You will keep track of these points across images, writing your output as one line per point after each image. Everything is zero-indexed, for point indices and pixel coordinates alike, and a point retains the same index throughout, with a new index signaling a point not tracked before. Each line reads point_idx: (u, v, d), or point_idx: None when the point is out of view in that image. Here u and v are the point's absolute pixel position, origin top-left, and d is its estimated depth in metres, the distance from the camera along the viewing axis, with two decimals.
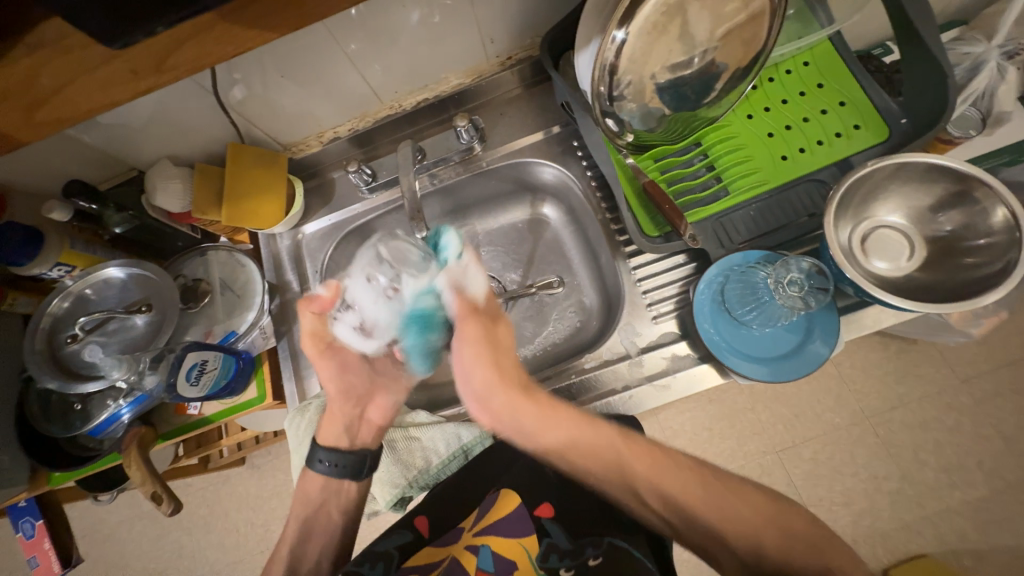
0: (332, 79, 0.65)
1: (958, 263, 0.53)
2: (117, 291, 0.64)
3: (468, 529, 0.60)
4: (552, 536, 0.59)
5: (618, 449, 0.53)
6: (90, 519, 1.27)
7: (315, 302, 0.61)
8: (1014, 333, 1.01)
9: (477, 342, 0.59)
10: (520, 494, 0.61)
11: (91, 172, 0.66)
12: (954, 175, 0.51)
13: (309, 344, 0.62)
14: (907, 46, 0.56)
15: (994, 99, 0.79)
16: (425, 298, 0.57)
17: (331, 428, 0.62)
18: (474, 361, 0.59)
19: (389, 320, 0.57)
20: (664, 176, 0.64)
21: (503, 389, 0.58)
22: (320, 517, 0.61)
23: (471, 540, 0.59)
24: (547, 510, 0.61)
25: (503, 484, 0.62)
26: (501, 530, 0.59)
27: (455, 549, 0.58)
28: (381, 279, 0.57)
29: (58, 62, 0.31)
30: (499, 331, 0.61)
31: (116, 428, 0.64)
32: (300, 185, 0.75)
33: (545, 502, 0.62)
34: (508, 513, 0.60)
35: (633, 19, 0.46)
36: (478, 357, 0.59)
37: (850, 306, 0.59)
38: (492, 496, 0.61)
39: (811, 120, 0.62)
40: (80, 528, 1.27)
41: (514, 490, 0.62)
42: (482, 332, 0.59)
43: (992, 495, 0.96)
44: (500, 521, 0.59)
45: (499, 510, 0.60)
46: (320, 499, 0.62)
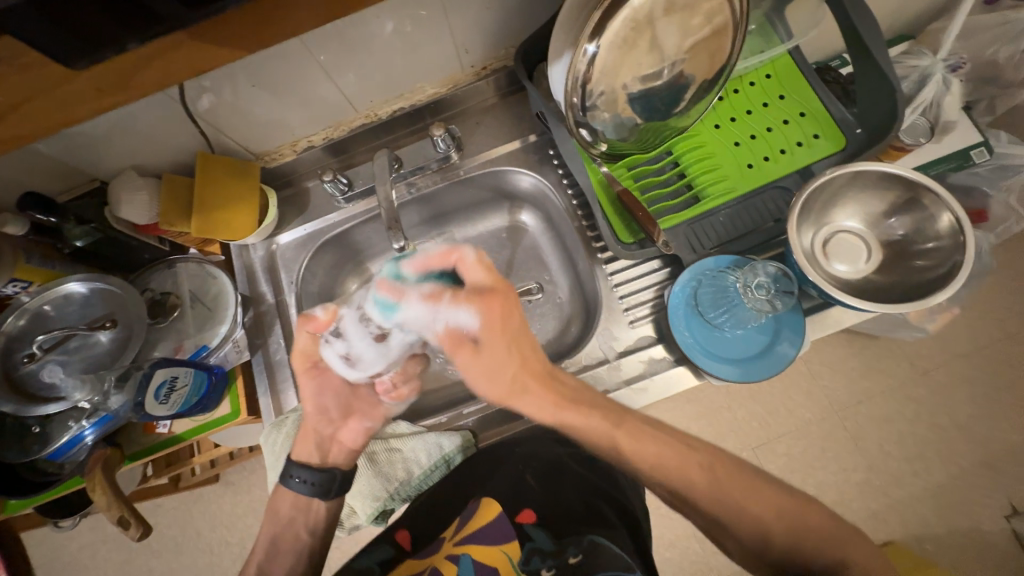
0: (305, 88, 0.64)
1: (909, 265, 0.56)
2: (78, 307, 0.61)
3: (449, 538, 0.61)
4: (535, 540, 0.59)
5: (617, 446, 0.53)
6: (49, 546, 1.20)
7: (313, 328, 0.59)
8: (965, 328, 1.08)
9: (471, 366, 0.56)
10: (499, 502, 0.62)
11: (48, 184, 0.64)
12: (905, 183, 0.54)
13: (298, 364, 0.61)
14: (860, 62, 0.59)
15: (941, 108, 0.84)
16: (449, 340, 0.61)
17: (305, 438, 0.61)
18: (475, 379, 0.56)
19: (376, 358, 0.60)
20: (637, 184, 0.66)
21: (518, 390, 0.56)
22: (292, 531, 0.60)
23: (453, 551, 0.59)
24: (529, 516, 0.61)
25: (482, 493, 0.63)
26: (482, 539, 0.59)
27: (435, 559, 0.59)
28: (373, 323, 0.59)
29: (18, 80, 0.29)
30: (492, 350, 0.55)
31: (80, 451, 0.61)
32: (274, 196, 0.73)
33: (526, 509, 0.62)
34: (492, 518, 0.61)
35: (603, 33, 0.47)
36: (485, 375, 0.56)
37: (815, 307, 0.61)
38: (471, 505, 0.63)
39: (774, 129, 0.65)
40: (39, 557, 1.20)
41: (493, 498, 0.63)
42: (474, 357, 0.56)
43: (951, 481, 1.02)
44: (480, 531, 0.60)
45: (478, 521, 0.61)
46: (291, 515, 0.60)
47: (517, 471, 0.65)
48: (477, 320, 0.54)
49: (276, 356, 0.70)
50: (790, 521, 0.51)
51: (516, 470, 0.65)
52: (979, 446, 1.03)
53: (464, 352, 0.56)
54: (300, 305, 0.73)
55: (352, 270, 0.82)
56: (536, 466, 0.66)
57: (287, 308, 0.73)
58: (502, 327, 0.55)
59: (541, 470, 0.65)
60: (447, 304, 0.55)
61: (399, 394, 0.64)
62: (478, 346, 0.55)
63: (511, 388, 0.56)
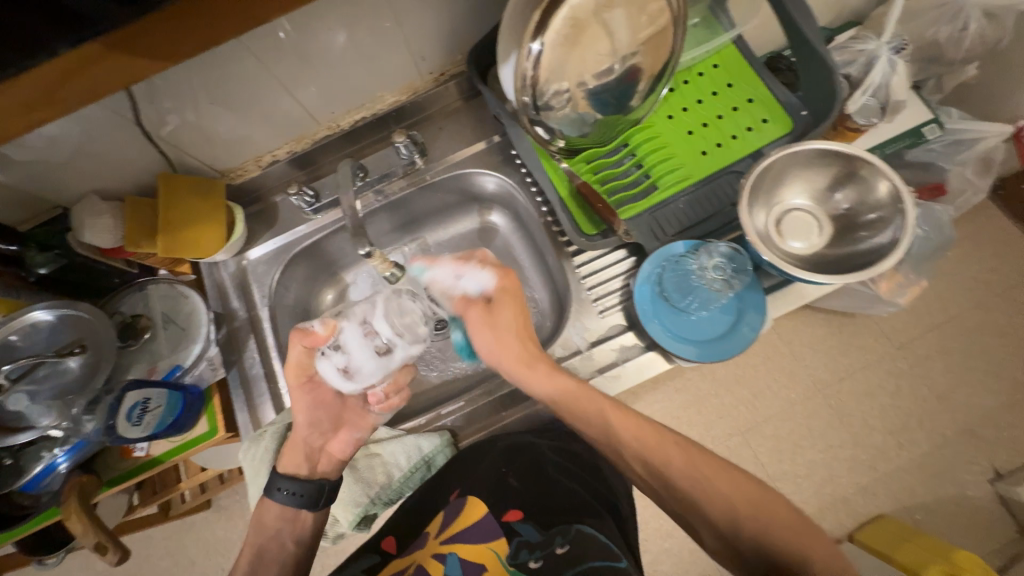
0: (264, 103, 0.65)
1: (857, 237, 0.58)
2: (46, 336, 0.60)
3: (434, 536, 0.62)
4: (523, 533, 0.60)
5: (607, 414, 0.57)
6: None
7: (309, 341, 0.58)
8: (936, 300, 1.11)
9: (483, 329, 0.62)
10: (486, 502, 0.63)
11: (11, 213, 0.63)
12: (844, 158, 0.56)
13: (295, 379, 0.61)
14: (799, 47, 0.61)
15: (890, 89, 0.88)
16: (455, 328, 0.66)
17: (294, 448, 0.61)
18: (486, 340, 0.62)
19: (375, 371, 0.59)
20: (598, 177, 0.67)
21: (518, 364, 0.60)
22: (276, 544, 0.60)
23: (439, 549, 0.61)
24: (517, 513, 0.62)
25: (468, 492, 0.64)
26: (468, 538, 0.61)
27: (420, 556, 0.61)
28: (378, 336, 0.58)
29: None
30: (502, 309, 0.62)
31: (53, 480, 0.61)
32: (241, 211, 0.73)
33: (513, 508, 0.62)
34: (478, 518, 0.62)
35: (546, 32, 0.49)
36: (493, 338, 0.61)
37: (776, 285, 0.63)
38: (458, 504, 0.63)
39: (724, 117, 0.67)
40: None
41: (478, 498, 0.63)
42: (486, 317, 0.62)
43: (934, 450, 1.04)
44: (466, 530, 0.61)
45: (462, 519, 0.62)
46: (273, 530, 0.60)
47: (501, 474, 0.65)
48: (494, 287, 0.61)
49: (251, 370, 0.70)
50: (752, 497, 0.52)
51: (499, 471, 0.65)
52: (958, 414, 1.05)
53: (473, 318, 0.62)
54: (274, 319, 0.73)
55: (327, 281, 0.83)
56: (519, 465, 0.66)
57: (261, 323, 0.73)
58: (512, 300, 0.61)
59: (523, 470, 0.66)
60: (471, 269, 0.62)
61: (388, 407, 0.65)
62: (491, 305, 0.62)
63: (521, 348, 0.61)
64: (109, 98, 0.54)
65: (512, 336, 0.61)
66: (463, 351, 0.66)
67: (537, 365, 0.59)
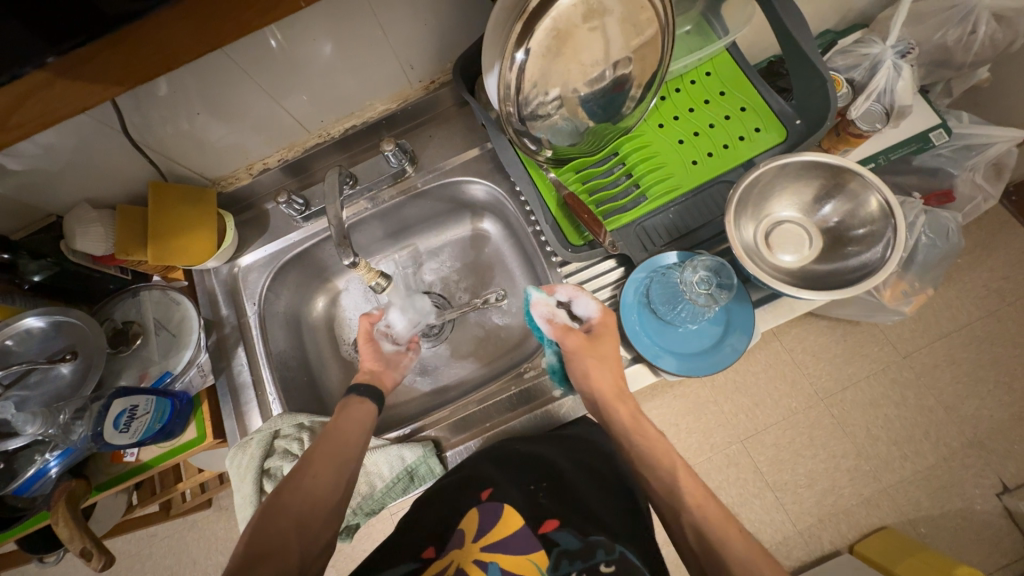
0: (253, 112, 0.65)
1: (846, 251, 0.57)
2: (39, 342, 0.61)
3: (472, 540, 0.57)
4: (563, 544, 0.55)
5: (677, 475, 0.51)
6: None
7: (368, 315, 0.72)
8: (944, 308, 1.08)
9: (582, 357, 0.59)
10: (522, 513, 0.59)
11: (5, 222, 0.64)
12: (832, 169, 0.55)
13: (364, 329, 0.71)
14: (792, 57, 0.60)
15: (895, 94, 0.85)
16: (550, 354, 0.64)
17: (352, 430, 0.59)
18: (584, 369, 0.59)
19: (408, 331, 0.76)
20: (586, 187, 0.67)
21: (608, 397, 0.58)
22: (284, 552, 0.47)
23: (478, 555, 0.56)
24: (553, 524, 0.58)
25: (505, 499, 0.60)
26: (509, 548, 0.56)
27: (459, 558, 0.55)
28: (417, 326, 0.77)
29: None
30: (604, 342, 0.60)
31: (44, 484, 0.61)
32: (231, 219, 0.74)
33: (548, 518, 0.58)
34: (516, 529, 0.57)
35: (529, 41, 0.48)
36: (593, 366, 0.59)
37: (764, 299, 0.62)
38: (495, 512, 0.59)
39: (716, 126, 0.66)
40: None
41: (515, 508, 0.59)
42: (586, 346, 0.60)
43: (941, 462, 1.02)
44: (502, 540, 0.57)
45: (500, 529, 0.58)
46: (288, 531, 0.49)
47: (528, 490, 0.61)
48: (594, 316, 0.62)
49: (240, 378, 0.71)
50: None
51: (525, 488, 0.61)
52: (966, 426, 1.03)
53: (571, 345, 0.60)
54: (263, 326, 0.73)
55: (318, 287, 0.83)
56: (547, 484, 0.62)
57: (250, 329, 0.73)
58: (610, 334, 0.61)
59: (554, 490, 0.61)
60: (575, 296, 0.63)
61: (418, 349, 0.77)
62: (592, 336, 0.61)
63: (615, 384, 0.59)
64: (96, 110, 0.55)
65: (607, 370, 0.59)
66: (555, 376, 0.64)
67: (624, 402, 0.58)
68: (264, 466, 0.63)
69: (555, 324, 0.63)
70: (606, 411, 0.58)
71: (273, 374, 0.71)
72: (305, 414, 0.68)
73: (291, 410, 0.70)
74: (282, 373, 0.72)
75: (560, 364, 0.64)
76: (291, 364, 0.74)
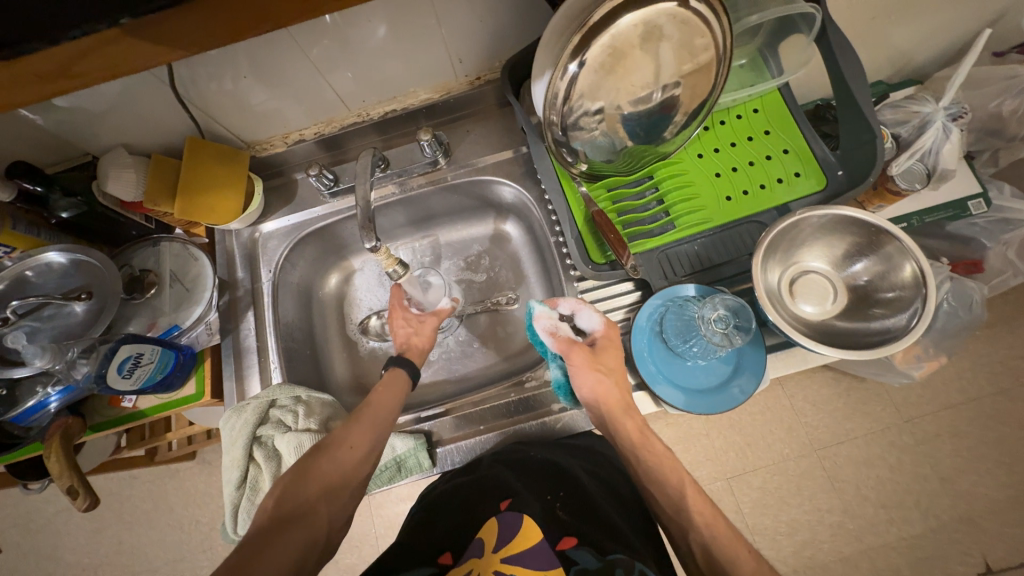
0: (297, 83, 0.65)
1: (871, 313, 0.56)
2: (57, 277, 0.63)
3: (492, 551, 0.55)
4: (581, 563, 0.51)
5: (685, 492, 0.53)
6: (32, 501, 1.27)
7: (440, 314, 0.74)
8: (956, 378, 1.06)
9: (587, 371, 0.59)
10: (540, 526, 0.56)
11: (43, 156, 0.65)
12: (869, 228, 0.54)
13: (434, 325, 0.73)
14: (845, 106, 0.59)
15: (939, 156, 0.83)
16: (555, 368, 0.64)
17: (387, 405, 0.62)
18: (589, 382, 0.59)
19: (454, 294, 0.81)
20: (615, 206, 0.66)
21: (613, 408, 0.58)
22: (313, 515, 0.52)
23: (497, 566, 0.53)
24: (571, 541, 0.54)
25: (524, 510, 0.57)
26: (527, 562, 0.53)
27: (478, 567, 0.53)
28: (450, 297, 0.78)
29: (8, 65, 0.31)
30: (608, 355, 0.61)
31: (42, 417, 0.62)
32: (260, 183, 0.75)
33: (567, 535, 0.55)
34: (532, 544, 0.54)
35: (584, 54, 0.48)
36: (598, 379, 0.59)
37: (778, 345, 0.61)
38: (513, 523, 0.56)
39: (756, 164, 0.65)
40: (27, 513, 1.27)
41: (534, 520, 0.56)
42: (592, 360, 0.60)
43: (928, 532, 1.00)
44: (522, 553, 0.54)
45: (518, 542, 0.55)
46: (316, 495, 0.53)
47: (546, 501, 0.59)
48: (598, 328, 0.62)
49: (245, 342, 0.71)
50: None
51: (542, 497, 0.59)
52: (959, 500, 1.00)
53: (576, 360, 0.60)
54: (276, 295, 0.73)
55: (335, 263, 0.84)
56: (565, 495, 0.60)
57: (262, 296, 0.73)
58: (613, 346, 0.61)
59: (572, 502, 0.59)
60: (579, 309, 0.63)
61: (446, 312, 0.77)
62: (595, 349, 0.62)
63: (620, 398, 0.59)
64: None
65: (612, 382, 0.59)
66: (560, 392, 0.64)
67: (628, 414, 0.59)
68: (256, 433, 0.64)
69: (558, 337, 0.62)
70: (613, 425, 0.58)
71: (277, 343, 0.71)
72: (304, 388, 0.68)
73: (290, 381, 0.70)
74: (287, 343, 0.73)
75: (564, 379, 0.64)
76: (296, 335, 0.75)
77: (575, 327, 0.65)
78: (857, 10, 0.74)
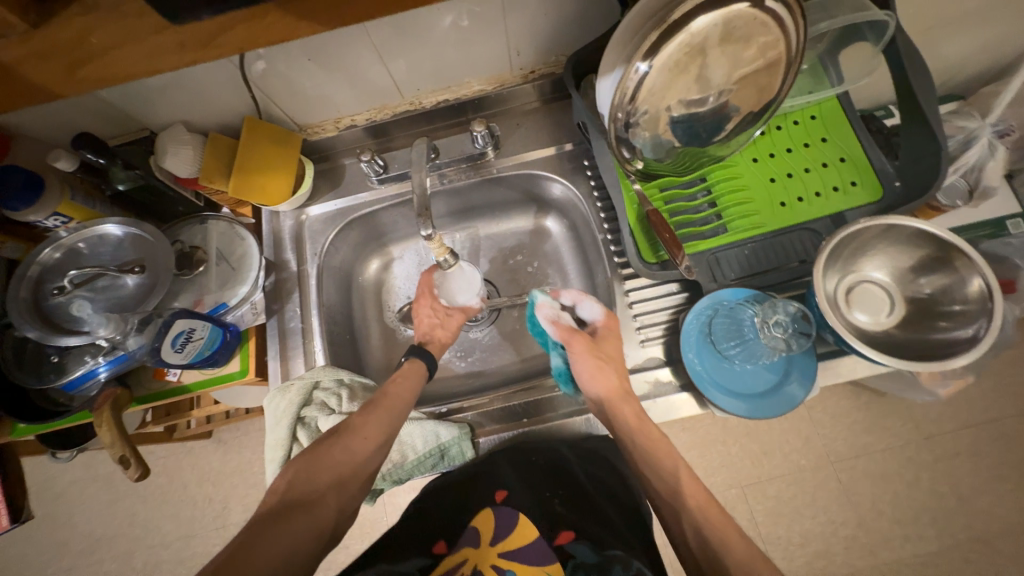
0: (356, 68, 0.65)
1: (933, 325, 0.56)
2: (111, 249, 0.64)
3: (490, 546, 0.64)
4: (577, 556, 0.61)
5: (680, 477, 0.55)
6: (50, 469, 1.29)
7: (468, 312, 0.74)
8: (977, 397, 1.06)
9: (587, 357, 0.61)
10: (537, 524, 0.65)
11: (102, 127, 0.66)
12: (938, 241, 0.54)
13: (461, 321, 0.73)
14: (909, 117, 0.59)
15: (982, 173, 0.82)
16: (556, 356, 0.66)
17: (401, 393, 0.63)
18: (588, 367, 0.60)
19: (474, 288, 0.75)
20: (667, 207, 0.66)
21: (610, 393, 0.59)
22: (321, 504, 0.52)
23: (494, 559, 0.63)
24: (569, 535, 0.63)
25: (518, 508, 0.66)
26: (522, 557, 0.63)
27: (475, 558, 0.64)
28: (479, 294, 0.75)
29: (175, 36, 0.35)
30: (608, 343, 0.63)
31: (92, 386, 0.63)
32: (311, 167, 0.76)
33: (566, 529, 0.64)
34: (529, 540, 0.64)
35: (658, 53, 0.47)
36: (595, 363, 0.61)
37: (829, 353, 0.61)
38: (510, 519, 0.65)
39: (811, 171, 0.65)
40: (44, 482, 1.29)
41: (529, 518, 0.65)
42: (592, 347, 0.62)
43: (942, 550, 0.99)
44: (517, 548, 0.64)
45: (516, 538, 0.64)
46: (327, 485, 0.54)
47: (545, 498, 0.66)
48: (598, 317, 0.66)
49: (289, 323, 0.72)
50: None
51: (541, 495, 0.66)
52: (975, 520, 1.00)
53: (575, 347, 0.62)
54: (321, 278, 0.74)
55: (375, 250, 0.84)
56: (563, 493, 0.67)
57: (308, 279, 0.74)
58: (612, 336, 0.64)
59: (568, 498, 0.66)
60: (580, 301, 0.67)
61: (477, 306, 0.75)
62: (596, 338, 0.64)
63: (619, 384, 0.60)
64: None
65: (609, 369, 0.60)
66: (560, 379, 0.65)
67: (626, 401, 0.59)
68: (300, 414, 0.64)
69: (560, 326, 0.66)
70: (612, 411, 0.58)
71: (321, 326, 0.72)
72: (346, 371, 0.69)
73: (332, 364, 0.71)
74: (329, 326, 0.73)
75: (564, 367, 0.65)
76: (338, 319, 0.75)
77: (577, 319, 0.69)
78: (919, 23, 0.74)
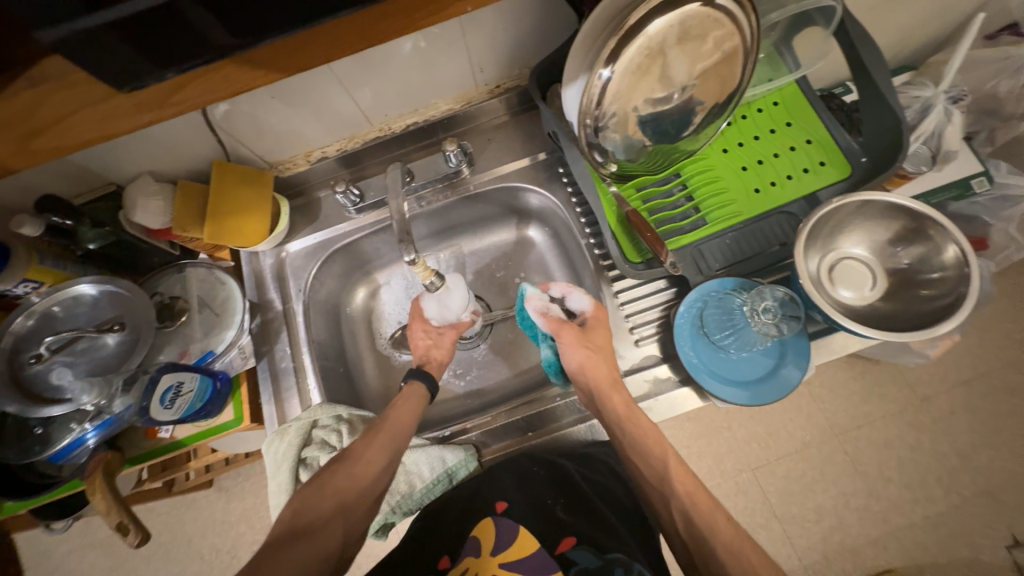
0: (321, 100, 0.65)
1: (914, 294, 0.57)
2: (87, 309, 0.62)
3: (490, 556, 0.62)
4: (580, 562, 0.58)
5: (669, 465, 0.55)
6: (46, 541, 1.24)
7: (460, 326, 0.73)
8: (966, 355, 1.08)
9: (576, 346, 0.62)
10: (537, 536, 0.62)
11: (66, 187, 0.64)
12: (910, 212, 0.56)
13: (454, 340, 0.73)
14: (866, 95, 0.61)
15: (942, 138, 0.84)
16: (546, 348, 0.67)
17: (402, 417, 0.62)
18: (577, 356, 0.61)
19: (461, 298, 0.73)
20: (646, 206, 0.67)
21: (600, 381, 0.59)
22: (326, 530, 0.51)
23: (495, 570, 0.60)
24: (570, 542, 0.61)
25: (519, 520, 0.63)
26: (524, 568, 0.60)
27: (475, 567, 0.61)
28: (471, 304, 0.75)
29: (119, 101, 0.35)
30: (596, 334, 0.64)
31: (81, 453, 0.60)
32: (286, 204, 0.75)
33: (567, 536, 0.61)
34: (530, 553, 0.61)
35: (619, 59, 0.48)
36: (584, 352, 0.61)
37: (819, 331, 0.62)
38: (511, 530, 0.63)
39: (780, 156, 0.67)
40: (39, 555, 1.24)
41: (529, 530, 0.62)
42: (581, 337, 0.63)
43: (952, 509, 1.01)
44: (519, 560, 0.61)
45: (518, 549, 0.61)
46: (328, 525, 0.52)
47: (546, 505, 0.64)
48: (586, 307, 0.66)
49: (281, 363, 0.70)
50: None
51: (545, 502, 0.64)
52: (980, 476, 1.01)
53: (565, 337, 0.63)
54: (308, 313, 0.72)
55: (360, 279, 0.83)
56: (565, 500, 0.65)
57: (295, 316, 0.73)
58: (601, 325, 0.64)
59: (572, 502, 0.65)
60: (568, 292, 0.68)
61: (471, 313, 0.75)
62: (585, 328, 0.65)
63: (609, 373, 0.60)
64: None
65: (598, 359, 0.61)
66: (551, 370, 0.66)
67: (615, 390, 0.59)
68: (301, 455, 0.63)
69: (549, 317, 0.66)
70: (601, 400, 0.59)
71: (313, 363, 0.70)
72: (344, 405, 0.67)
73: (328, 400, 0.69)
74: (322, 362, 0.72)
75: (554, 358, 0.66)
76: (329, 353, 0.74)
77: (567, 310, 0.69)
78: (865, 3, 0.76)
